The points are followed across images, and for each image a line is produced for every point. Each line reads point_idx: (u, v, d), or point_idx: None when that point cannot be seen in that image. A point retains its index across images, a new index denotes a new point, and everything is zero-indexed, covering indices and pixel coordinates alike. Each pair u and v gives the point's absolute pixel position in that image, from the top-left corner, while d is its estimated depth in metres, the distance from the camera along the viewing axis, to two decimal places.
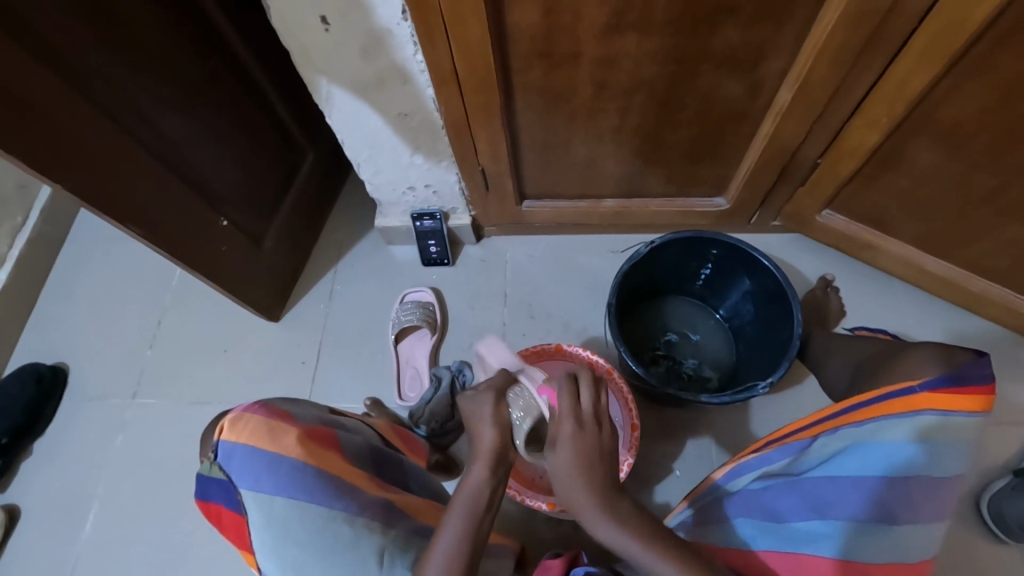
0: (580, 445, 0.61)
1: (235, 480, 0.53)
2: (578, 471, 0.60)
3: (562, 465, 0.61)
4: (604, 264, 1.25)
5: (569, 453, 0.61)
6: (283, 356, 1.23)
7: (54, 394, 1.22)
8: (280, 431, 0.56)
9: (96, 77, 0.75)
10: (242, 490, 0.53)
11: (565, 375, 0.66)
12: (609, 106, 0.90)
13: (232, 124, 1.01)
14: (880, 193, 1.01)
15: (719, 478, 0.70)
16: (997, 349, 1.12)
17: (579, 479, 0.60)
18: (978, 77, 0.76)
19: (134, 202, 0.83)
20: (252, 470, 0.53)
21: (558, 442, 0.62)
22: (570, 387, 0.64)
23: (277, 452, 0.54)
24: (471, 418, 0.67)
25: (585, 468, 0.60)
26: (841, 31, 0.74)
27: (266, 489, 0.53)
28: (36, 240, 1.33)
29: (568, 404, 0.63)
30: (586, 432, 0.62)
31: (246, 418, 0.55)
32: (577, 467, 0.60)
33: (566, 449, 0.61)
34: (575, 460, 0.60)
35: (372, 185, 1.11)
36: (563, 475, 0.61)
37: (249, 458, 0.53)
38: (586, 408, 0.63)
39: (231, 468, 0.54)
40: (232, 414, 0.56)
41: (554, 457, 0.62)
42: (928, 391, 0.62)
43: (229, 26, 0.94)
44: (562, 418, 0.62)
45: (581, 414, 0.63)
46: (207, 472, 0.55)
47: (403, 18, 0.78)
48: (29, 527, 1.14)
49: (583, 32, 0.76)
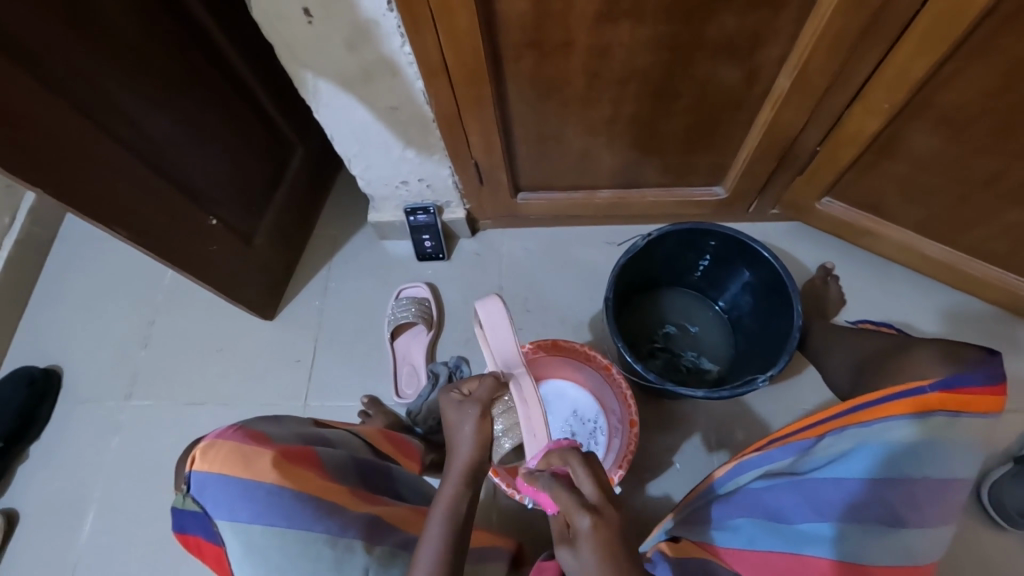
0: (597, 536, 0.55)
1: (210, 511, 0.55)
2: (603, 563, 0.54)
3: (584, 562, 0.55)
4: (601, 255, 1.24)
5: (591, 554, 0.55)
6: (278, 354, 1.21)
7: (47, 397, 1.20)
8: (253, 457, 0.57)
9: (72, 76, 0.73)
10: (218, 521, 0.55)
11: (547, 474, 0.60)
12: (603, 96, 0.87)
13: (219, 120, 0.99)
14: (882, 180, 0.99)
15: (717, 476, 0.68)
16: (998, 334, 1.12)
17: (605, 571, 0.54)
18: (981, 63, 0.74)
19: (119, 205, 0.81)
20: (226, 499, 0.55)
21: (576, 534, 0.56)
22: (561, 489, 0.58)
23: (252, 480, 0.55)
24: (453, 427, 0.71)
25: (610, 555, 0.55)
26: (843, 15, 0.71)
27: (242, 518, 0.55)
28: (23, 241, 1.30)
29: (565, 483, 0.59)
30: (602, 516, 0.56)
31: (218, 445, 0.56)
32: (599, 561, 0.54)
33: (589, 549, 0.55)
34: (595, 555, 0.54)
35: (364, 180, 1.09)
36: (585, 574, 0.55)
37: (223, 488, 0.55)
38: (591, 492, 0.58)
39: (205, 498, 0.55)
40: (203, 442, 0.57)
41: (576, 556, 0.56)
42: (940, 391, 0.60)
43: (211, 19, 0.91)
44: (569, 511, 0.57)
45: (589, 502, 0.57)
46: (180, 504, 0.57)
47: (389, 9, 0.75)
48: (29, 529, 1.13)
49: (575, 21, 0.74)
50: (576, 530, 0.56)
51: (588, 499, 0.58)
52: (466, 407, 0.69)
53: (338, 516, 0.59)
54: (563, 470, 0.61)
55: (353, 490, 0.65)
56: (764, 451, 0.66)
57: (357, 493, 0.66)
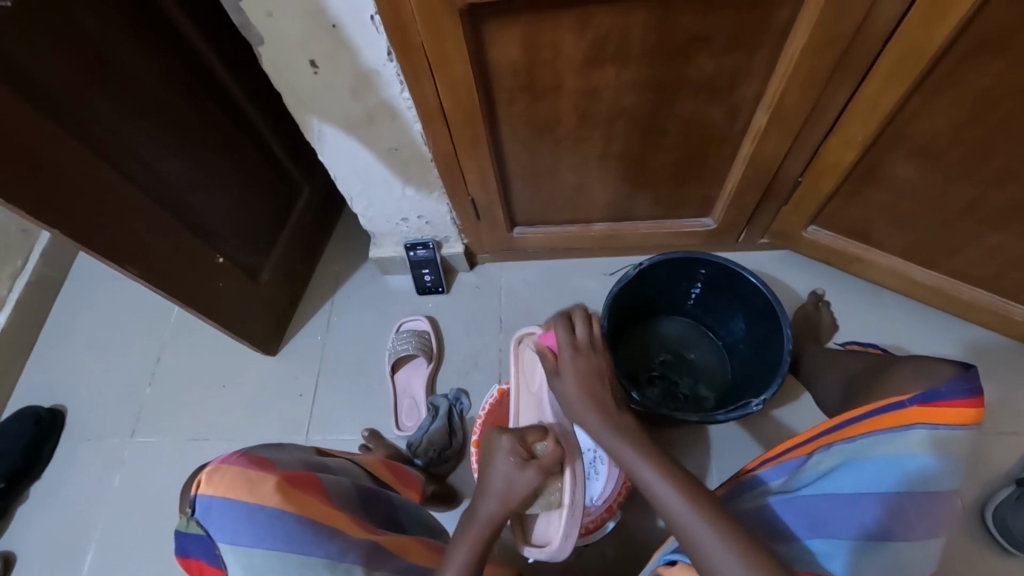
0: (577, 365, 0.72)
1: (213, 534, 0.56)
2: (581, 387, 0.71)
3: (568, 384, 0.72)
4: (597, 286, 1.27)
5: (571, 377, 0.72)
6: (281, 389, 1.23)
7: (51, 436, 1.21)
8: (257, 480, 0.57)
9: (95, 123, 0.78)
10: (221, 545, 0.56)
11: (560, 317, 0.77)
12: (592, 134, 0.92)
13: (228, 164, 1.04)
14: (864, 208, 1.02)
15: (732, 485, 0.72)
16: (989, 356, 1.13)
17: (586, 389, 0.71)
18: (944, 95, 0.79)
19: (131, 243, 0.85)
20: (229, 522, 0.55)
21: (563, 364, 0.73)
22: (563, 326, 0.76)
23: (255, 504, 0.56)
24: (495, 475, 0.67)
25: (586, 384, 0.71)
26: (812, 55, 0.77)
27: (244, 541, 0.55)
28: (35, 283, 1.34)
29: (564, 326, 0.76)
30: (581, 353, 0.73)
31: (222, 469, 0.57)
32: (580, 385, 0.71)
33: (572, 377, 0.72)
34: (577, 378, 0.72)
35: (366, 218, 1.14)
36: (567, 392, 0.72)
37: (227, 511, 0.55)
38: (582, 335, 0.75)
39: (210, 521, 0.56)
40: (208, 466, 0.57)
41: (560, 380, 0.73)
42: (917, 405, 0.61)
43: (224, 71, 0.97)
44: (561, 345, 0.74)
45: (578, 339, 0.74)
46: (184, 528, 0.57)
47: (389, 59, 0.80)
48: (24, 572, 1.12)
49: (562, 66, 0.79)
50: (560, 362, 0.73)
51: (580, 336, 0.75)
52: (525, 466, 0.65)
53: (336, 543, 0.60)
54: (571, 317, 0.77)
55: (353, 517, 0.66)
56: (760, 473, 0.69)
57: (358, 520, 0.66)
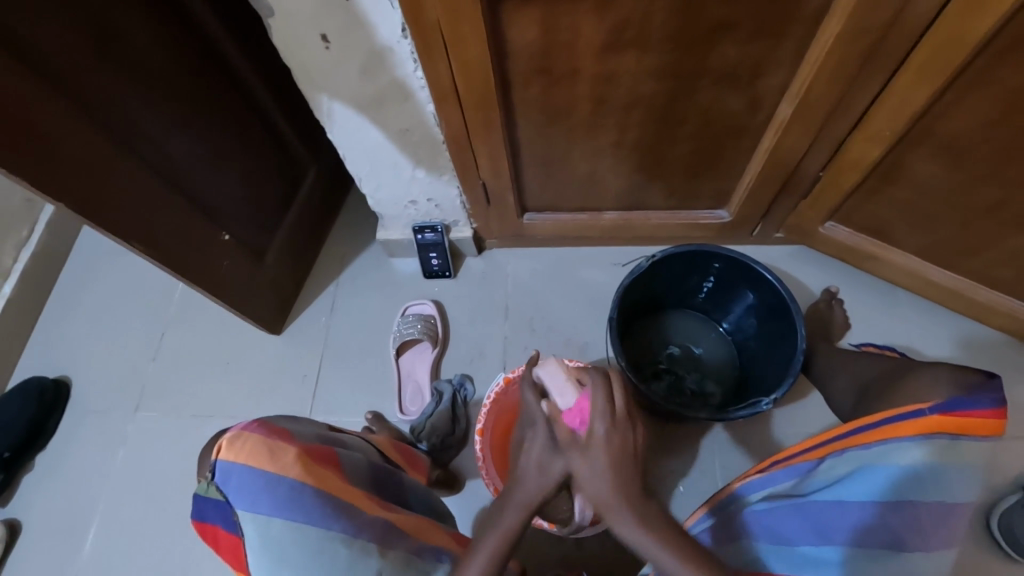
0: (611, 452, 0.64)
1: (233, 500, 0.55)
2: (613, 476, 0.63)
3: (597, 465, 0.63)
4: (606, 276, 1.25)
5: (605, 464, 0.63)
6: (285, 369, 1.22)
7: (56, 408, 1.22)
8: (279, 450, 0.58)
9: (100, 95, 0.76)
10: (240, 511, 0.55)
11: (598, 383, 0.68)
12: (609, 122, 0.90)
13: (236, 139, 1.02)
14: (885, 206, 1.00)
15: (734, 487, 0.68)
16: (1003, 360, 1.11)
17: (618, 484, 0.63)
18: (978, 93, 0.76)
19: (136, 219, 0.83)
20: (250, 489, 0.55)
21: (592, 445, 0.64)
22: (603, 391, 0.67)
23: (276, 473, 0.56)
24: (528, 469, 0.66)
25: (620, 470, 0.63)
26: (843, 45, 0.74)
27: (264, 509, 0.55)
28: (40, 254, 1.33)
29: (606, 409, 0.65)
30: (616, 441, 0.64)
31: (245, 436, 0.57)
32: (611, 473, 0.63)
33: (604, 468, 0.63)
34: (608, 458, 0.63)
35: (374, 200, 1.12)
36: (596, 480, 0.63)
37: (247, 478, 0.55)
38: (620, 419, 0.65)
39: (230, 488, 0.56)
40: (230, 432, 0.57)
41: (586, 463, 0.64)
42: (939, 414, 0.59)
43: (232, 42, 0.94)
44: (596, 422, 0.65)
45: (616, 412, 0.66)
46: (203, 492, 0.57)
47: (402, 37, 0.78)
48: (30, 541, 1.13)
49: (581, 50, 0.76)
50: (594, 438, 0.64)
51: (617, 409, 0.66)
52: (560, 454, 0.65)
53: None
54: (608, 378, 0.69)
55: (368, 494, 0.66)
56: (766, 474, 0.66)
57: (372, 497, 0.66)
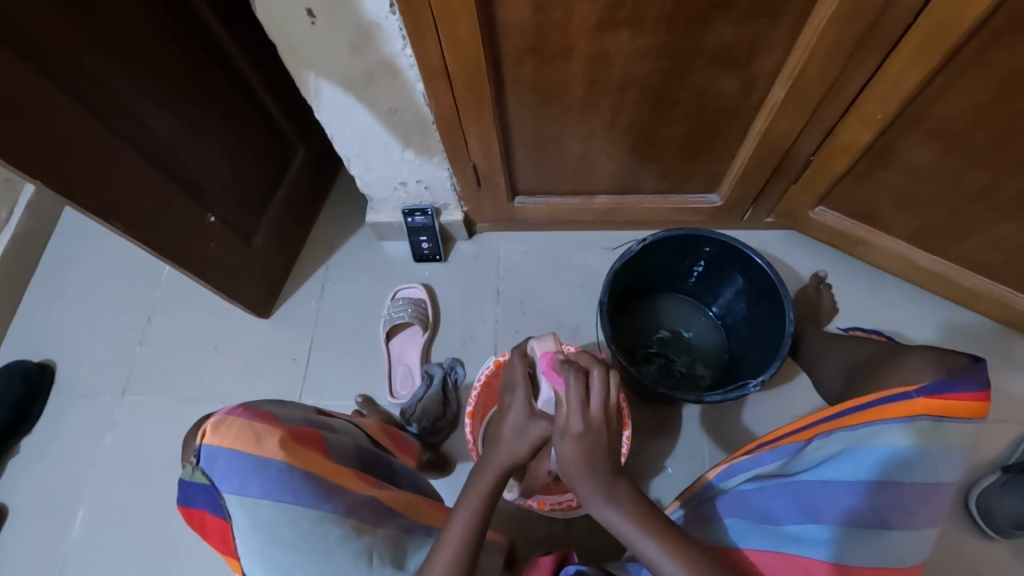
0: (583, 443, 0.62)
1: (219, 484, 0.55)
2: (584, 459, 0.62)
3: (567, 453, 0.63)
4: (598, 260, 1.24)
5: (574, 444, 0.62)
6: (274, 353, 1.21)
7: (41, 393, 1.20)
8: (263, 435, 0.57)
9: (76, 69, 0.73)
10: (227, 495, 0.55)
11: (573, 367, 0.63)
12: (602, 103, 0.89)
13: (221, 117, 0.99)
14: (876, 190, 1.00)
15: (710, 476, 0.71)
16: (987, 344, 1.13)
17: (585, 461, 0.62)
18: (972, 76, 0.75)
19: (119, 201, 0.81)
20: (236, 473, 0.55)
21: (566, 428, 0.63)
22: (578, 383, 0.63)
23: (262, 457, 0.56)
24: (506, 436, 0.69)
25: (591, 456, 0.62)
26: (838, 26, 0.73)
27: (252, 493, 0.54)
28: (21, 236, 1.31)
29: (580, 402, 0.62)
30: (589, 435, 0.62)
31: (228, 422, 0.56)
32: (581, 455, 0.62)
33: (573, 450, 0.62)
34: (580, 451, 0.62)
35: (363, 181, 1.10)
36: (566, 456, 0.63)
37: (233, 463, 0.55)
38: (595, 414, 0.63)
39: (216, 472, 0.55)
40: (214, 417, 0.56)
41: (561, 442, 0.63)
42: (925, 396, 0.60)
43: (214, 17, 0.91)
44: (569, 406, 0.63)
45: (591, 411, 0.63)
46: (188, 477, 0.56)
47: (391, 12, 0.76)
48: (17, 525, 1.13)
49: (573, 28, 0.75)
50: (568, 431, 0.62)
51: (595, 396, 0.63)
52: (536, 418, 0.69)
53: None
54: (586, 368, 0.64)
55: (357, 474, 0.66)
56: (753, 456, 0.68)
57: (361, 477, 0.66)
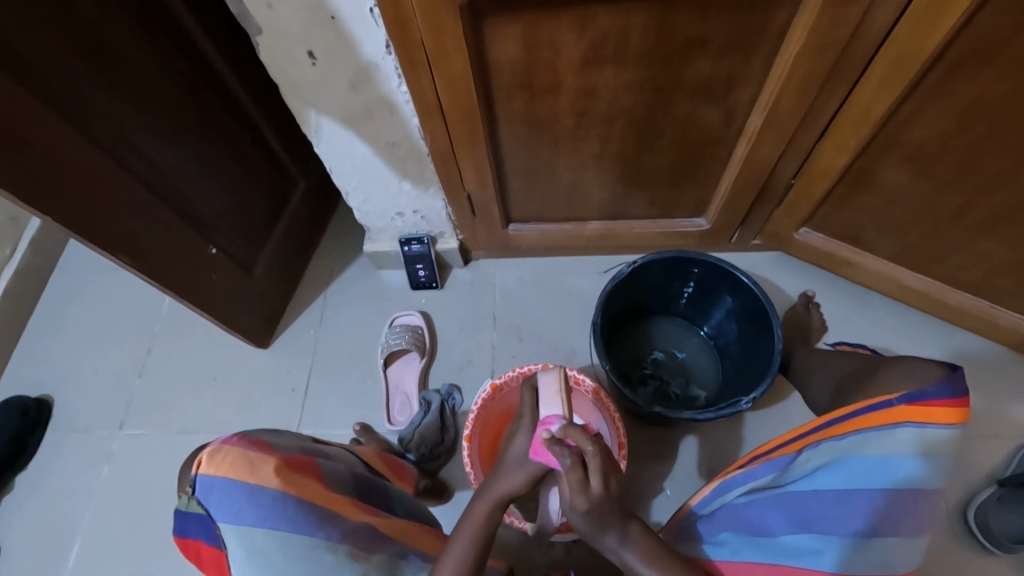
0: (590, 517, 0.65)
1: (214, 513, 0.56)
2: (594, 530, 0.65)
3: (577, 520, 0.66)
4: (591, 284, 1.27)
5: (582, 520, 0.65)
6: (273, 383, 1.22)
7: (38, 426, 1.20)
8: (258, 463, 0.58)
9: (87, 109, 0.77)
10: (221, 523, 0.56)
11: (568, 453, 0.64)
12: (590, 133, 0.93)
13: (224, 154, 1.03)
14: (856, 212, 1.04)
15: (692, 504, 0.71)
16: (974, 360, 1.15)
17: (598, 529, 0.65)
18: (936, 103, 0.80)
19: (124, 233, 0.84)
20: (230, 502, 0.56)
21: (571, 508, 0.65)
22: (574, 470, 0.63)
23: (256, 485, 0.56)
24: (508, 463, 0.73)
25: (601, 525, 0.65)
26: (807, 59, 0.78)
27: (246, 521, 0.55)
28: (25, 271, 1.33)
29: (580, 482, 0.63)
30: (594, 508, 0.65)
31: (224, 451, 0.57)
32: (592, 528, 0.65)
33: (581, 521, 0.65)
34: (588, 524, 0.65)
35: (361, 213, 1.14)
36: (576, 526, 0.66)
37: (228, 491, 0.56)
38: (596, 492, 0.64)
39: (210, 501, 0.56)
40: (208, 447, 0.58)
41: (570, 515, 0.66)
42: (905, 404, 0.61)
43: (220, 59, 0.96)
44: (569, 488, 0.64)
45: (591, 492, 0.64)
46: (184, 507, 0.57)
47: (387, 53, 0.80)
48: (8, 563, 1.11)
49: (560, 65, 0.80)
50: (572, 508, 0.65)
51: (591, 481, 0.64)
52: (537, 451, 0.71)
53: None
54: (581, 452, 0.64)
55: (351, 501, 0.67)
56: (747, 468, 0.68)
57: (356, 504, 0.67)
